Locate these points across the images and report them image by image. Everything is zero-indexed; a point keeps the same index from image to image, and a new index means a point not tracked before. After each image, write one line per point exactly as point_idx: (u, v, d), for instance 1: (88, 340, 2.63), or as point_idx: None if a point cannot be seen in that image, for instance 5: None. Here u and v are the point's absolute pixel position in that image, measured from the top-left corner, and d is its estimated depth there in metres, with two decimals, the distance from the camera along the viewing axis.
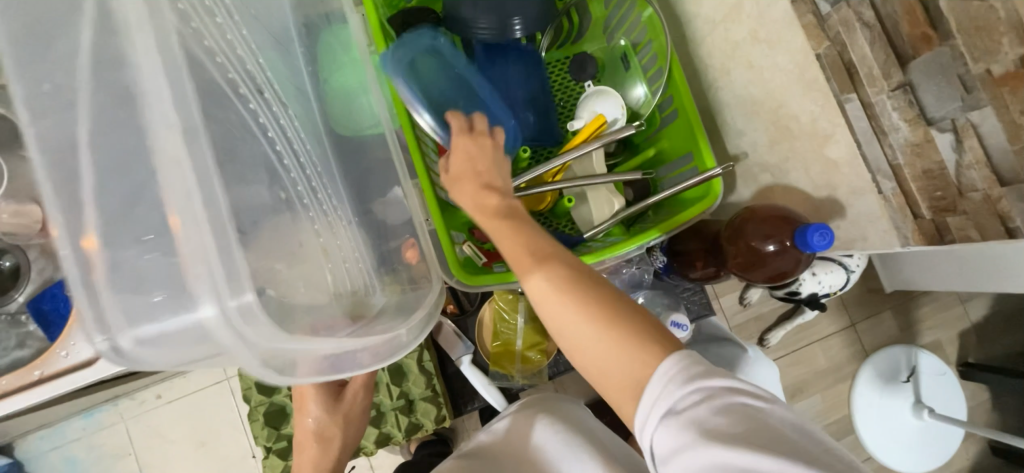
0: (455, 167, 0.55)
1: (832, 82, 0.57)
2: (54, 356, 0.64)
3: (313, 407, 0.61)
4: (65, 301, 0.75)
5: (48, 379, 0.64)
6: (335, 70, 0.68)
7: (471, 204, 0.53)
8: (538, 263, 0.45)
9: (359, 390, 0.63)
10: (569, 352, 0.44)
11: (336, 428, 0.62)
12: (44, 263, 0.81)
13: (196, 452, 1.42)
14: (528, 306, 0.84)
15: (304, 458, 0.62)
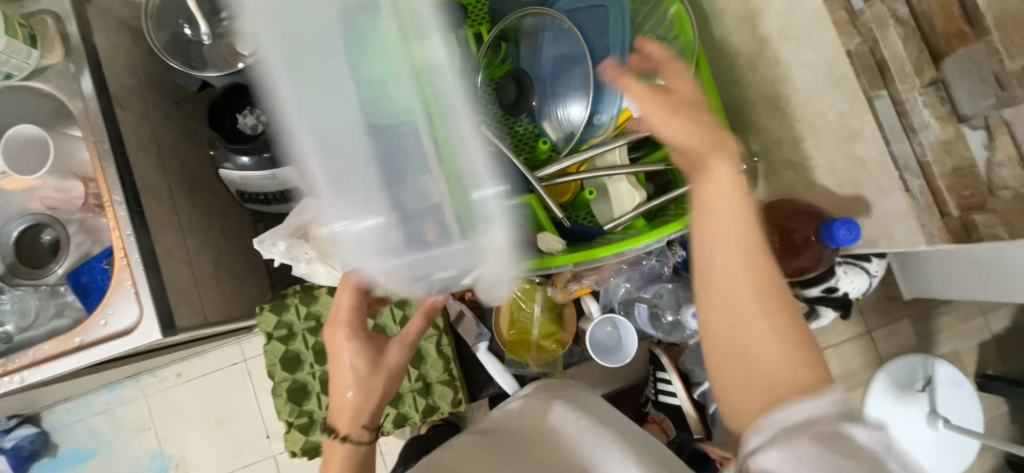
0: (668, 93, 0.46)
1: (862, 80, 0.59)
2: (95, 324, 0.67)
3: (349, 352, 0.58)
4: (103, 273, 0.79)
5: (87, 346, 0.67)
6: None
7: (687, 137, 0.45)
8: (736, 238, 0.42)
9: (402, 341, 0.60)
10: (723, 327, 0.43)
11: (374, 379, 0.58)
12: (82, 239, 0.85)
13: (213, 428, 1.47)
14: (546, 297, 0.85)
15: (337, 405, 0.59)
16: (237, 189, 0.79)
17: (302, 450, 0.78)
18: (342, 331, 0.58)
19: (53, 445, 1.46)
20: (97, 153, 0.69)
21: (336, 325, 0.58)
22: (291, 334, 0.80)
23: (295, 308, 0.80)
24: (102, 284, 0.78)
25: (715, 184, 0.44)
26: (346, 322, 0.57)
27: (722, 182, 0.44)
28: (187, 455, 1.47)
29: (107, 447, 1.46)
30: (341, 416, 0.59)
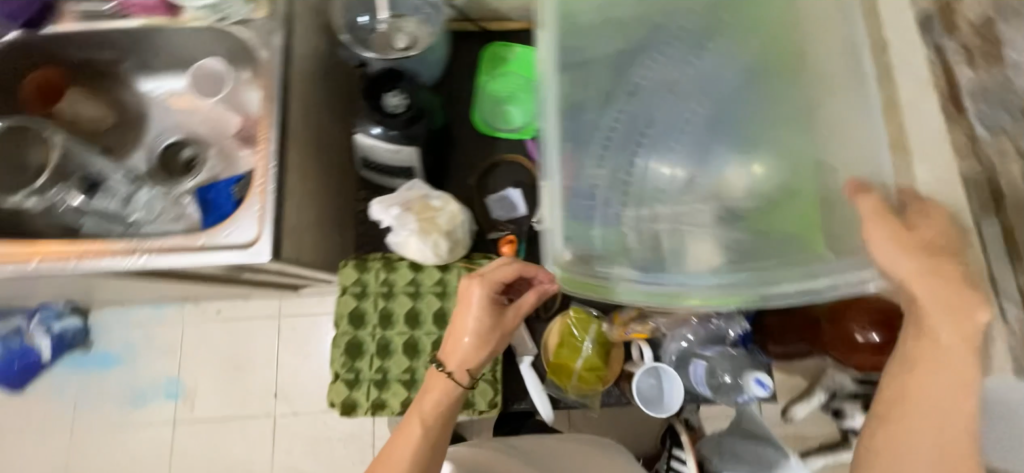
0: (926, 258, 0.56)
1: (977, 203, 0.70)
2: (219, 233, 0.76)
3: (477, 306, 0.72)
4: (229, 195, 0.89)
5: (209, 249, 0.76)
6: (587, 80, 0.75)
7: (928, 291, 0.56)
8: (942, 371, 0.55)
9: (519, 310, 0.74)
10: (905, 441, 0.57)
11: (490, 334, 0.72)
12: (216, 162, 0.95)
13: (230, 375, 1.73)
14: (599, 331, 0.89)
15: (455, 346, 0.72)
16: (363, 157, 0.88)
17: (341, 403, 0.82)
18: (478, 287, 0.72)
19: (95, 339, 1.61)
20: (270, 96, 0.81)
21: (475, 281, 0.72)
22: (363, 294, 0.85)
23: (375, 272, 0.86)
24: (225, 208, 0.88)
25: (948, 336, 0.55)
26: (488, 279, 0.72)
27: (953, 335, 0.55)
28: (198, 389, 1.72)
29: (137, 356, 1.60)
30: (456, 358, 0.72)
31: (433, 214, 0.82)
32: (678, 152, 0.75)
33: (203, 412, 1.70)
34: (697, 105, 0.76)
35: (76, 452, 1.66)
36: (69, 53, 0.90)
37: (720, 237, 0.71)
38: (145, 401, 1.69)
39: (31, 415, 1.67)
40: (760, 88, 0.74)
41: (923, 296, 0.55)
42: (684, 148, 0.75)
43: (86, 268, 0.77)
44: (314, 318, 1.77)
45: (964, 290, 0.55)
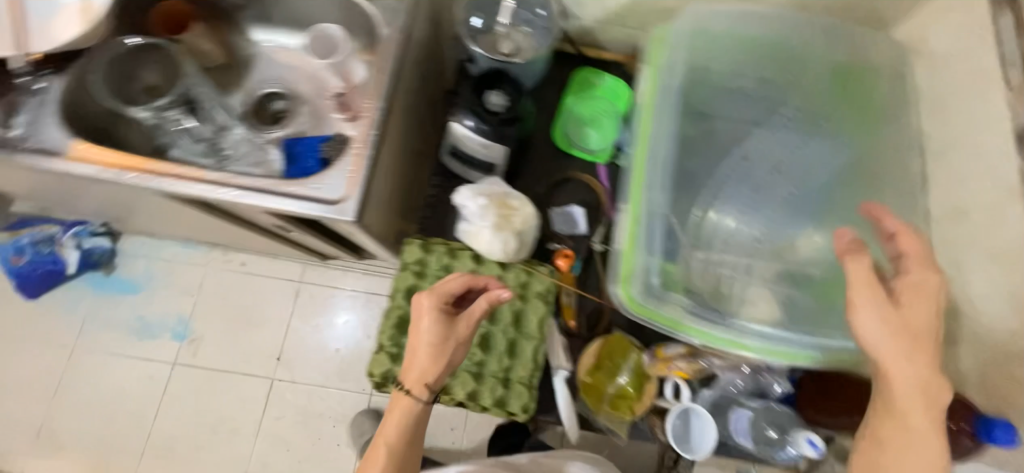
0: (902, 336, 0.63)
1: None
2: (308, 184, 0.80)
3: (428, 317, 0.73)
4: (315, 151, 0.93)
5: (296, 197, 0.79)
6: (686, 127, 0.86)
7: (905, 369, 0.62)
8: (920, 446, 0.62)
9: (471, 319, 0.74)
10: None
11: (444, 345, 0.73)
12: (308, 120, 1.00)
13: (239, 328, 1.74)
14: (637, 360, 0.91)
15: (413, 362, 0.73)
16: (450, 145, 0.91)
17: (380, 374, 0.83)
18: (429, 297, 0.75)
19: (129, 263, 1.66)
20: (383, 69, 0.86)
21: (425, 295, 0.75)
22: (422, 274, 0.88)
23: (438, 255, 0.89)
24: (309, 165, 0.91)
25: (920, 415, 0.62)
26: (434, 293, 0.75)
27: (923, 414, 0.62)
28: (205, 335, 1.72)
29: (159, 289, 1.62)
30: (413, 374, 0.73)
31: (510, 212, 0.85)
32: (743, 208, 0.86)
33: (205, 358, 1.70)
34: (767, 172, 0.88)
35: (73, 371, 1.65)
36: None
37: (770, 291, 0.79)
38: (153, 335, 1.70)
39: (39, 324, 1.68)
40: (823, 171, 0.87)
41: (896, 372, 0.62)
42: (748, 206, 0.86)
43: (176, 190, 0.80)
44: (333, 290, 1.79)
45: (931, 370, 0.62)
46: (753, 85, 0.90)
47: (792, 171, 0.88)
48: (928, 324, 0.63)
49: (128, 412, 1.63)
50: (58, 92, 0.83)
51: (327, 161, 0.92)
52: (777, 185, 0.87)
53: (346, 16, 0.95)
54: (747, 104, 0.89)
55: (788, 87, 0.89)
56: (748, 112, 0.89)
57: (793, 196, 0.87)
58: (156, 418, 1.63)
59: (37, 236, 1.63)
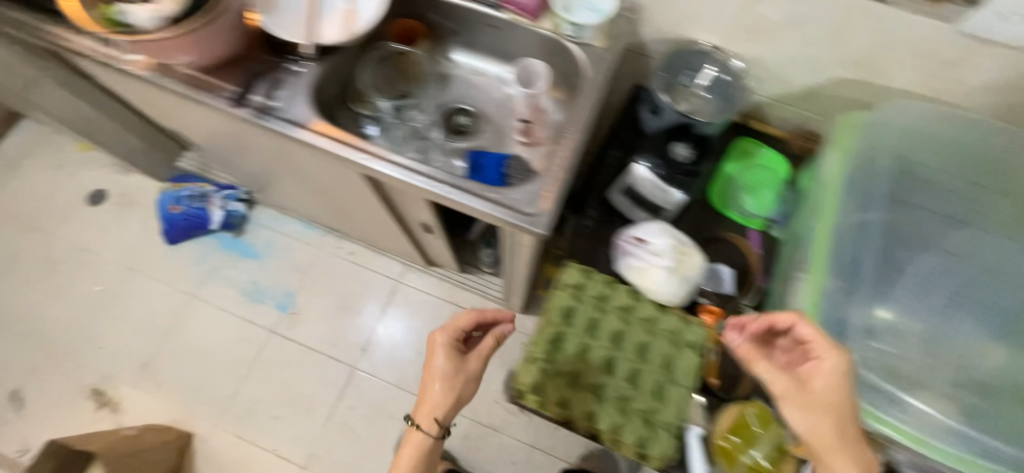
0: (814, 407, 0.73)
1: None
2: (507, 193, 0.87)
3: (443, 355, 1.05)
4: (497, 166, 1.02)
5: (496, 202, 0.86)
6: (875, 216, 0.93)
7: (823, 443, 0.72)
8: None
9: (475, 359, 1.06)
10: None
11: (454, 379, 1.03)
12: (490, 140, 1.12)
13: (335, 312, 1.84)
14: (776, 435, 0.88)
15: (431, 393, 1.03)
16: (626, 183, 1.00)
17: (529, 386, 0.84)
18: (441, 338, 1.06)
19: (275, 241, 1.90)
20: (585, 108, 0.93)
21: (437, 335, 1.07)
22: (579, 297, 0.91)
23: (597, 282, 0.92)
24: (492, 176, 1.00)
25: None
26: (445, 334, 1.06)
27: None
28: (304, 311, 1.83)
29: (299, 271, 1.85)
30: (428, 401, 1.03)
31: (683, 258, 0.93)
32: (915, 304, 0.93)
33: (299, 333, 1.80)
34: (949, 275, 0.94)
35: (186, 317, 1.79)
36: (431, 12, 1.09)
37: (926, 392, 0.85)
38: (260, 300, 1.83)
39: (167, 267, 1.84)
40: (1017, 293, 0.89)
41: (821, 449, 0.72)
42: (916, 302, 0.93)
43: (393, 177, 0.90)
44: (425, 296, 1.86)
45: (843, 439, 0.71)
46: (958, 184, 0.94)
47: (976, 282, 0.92)
48: (833, 394, 0.74)
49: (223, 366, 1.74)
50: (312, 75, 0.95)
51: (507, 177, 1.00)
52: (949, 290, 0.93)
53: (548, 53, 1.05)
54: (947, 208, 0.95)
55: (998, 200, 0.92)
56: (943, 216, 0.95)
57: (971, 310, 0.91)
58: (245, 377, 1.73)
59: (194, 191, 1.83)
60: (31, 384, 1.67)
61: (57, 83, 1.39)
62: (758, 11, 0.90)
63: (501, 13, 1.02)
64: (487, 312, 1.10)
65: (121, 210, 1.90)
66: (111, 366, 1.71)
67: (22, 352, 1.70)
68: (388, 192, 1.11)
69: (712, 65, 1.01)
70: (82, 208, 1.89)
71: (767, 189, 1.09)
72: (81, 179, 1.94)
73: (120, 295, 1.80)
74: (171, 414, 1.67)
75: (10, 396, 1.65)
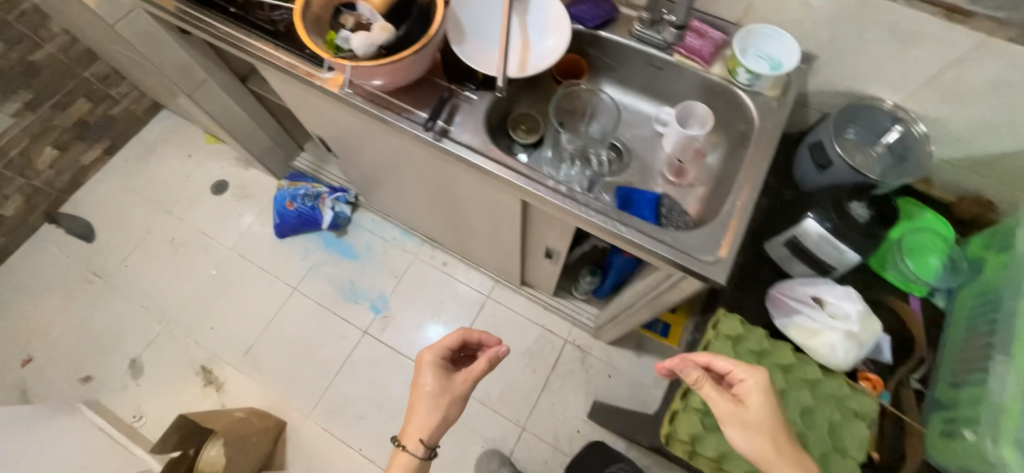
0: (755, 425, 0.74)
1: None
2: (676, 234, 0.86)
3: (431, 374, 1.05)
4: (651, 203, 1.01)
5: (665, 242, 0.86)
6: None
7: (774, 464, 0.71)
8: None
9: (463, 379, 1.05)
10: None
11: (441, 397, 1.02)
12: (637, 175, 1.11)
13: (426, 320, 1.87)
14: None
15: (418, 412, 1.01)
16: (794, 237, 0.95)
17: (686, 432, 0.90)
18: (428, 356, 1.08)
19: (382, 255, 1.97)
20: (758, 157, 0.92)
21: (424, 353, 1.08)
22: (736, 347, 0.90)
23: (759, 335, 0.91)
24: (646, 213, 1.00)
25: None
26: (433, 351, 1.08)
27: None
28: (396, 316, 1.88)
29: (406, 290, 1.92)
30: (415, 423, 1.01)
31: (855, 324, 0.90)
32: None
33: (389, 336, 1.85)
34: None
35: (288, 309, 1.88)
36: (592, 48, 1.10)
37: None
38: (356, 300, 1.89)
39: (275, 260, 1.95)
40: None
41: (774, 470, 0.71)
42: None
43: (560, 203, 0.91)
44: (513, 314, 1.87)
45: (785, 453, 0.71)
46: None
47: None
48: (765, 408, 0.75)
49: (319, 360, 1.81)
50: (484, 104, 0.98)
51: (661, 216, 1.00)
52: None
53: (710, 96, 1.05)
54: None
55: None
56: None
57: None
58: (338, 374, 1.79)
59: (308, 190, 1.93)
60: (148, 355, 1.80)
61: (219, 86, 1.51)
62: (954, 73, 0.87)
63: (670, 54, 1.03)
64: (471, 333, 1.13)
65: (239, 202, 2.04)
66: (218, 347, 1.81)
67: (143, 324, 1.84)
68: (529, 216, 1.13)
69: (899, 125, 1.00)
70: (206, 197, 2.05)
71: (936, 256, 1.02)
72: (207, 170, 2.09)
73: (231, 281, 1.91)
74: (268, 399, 1.75)
75: (130, 364, 1.78)
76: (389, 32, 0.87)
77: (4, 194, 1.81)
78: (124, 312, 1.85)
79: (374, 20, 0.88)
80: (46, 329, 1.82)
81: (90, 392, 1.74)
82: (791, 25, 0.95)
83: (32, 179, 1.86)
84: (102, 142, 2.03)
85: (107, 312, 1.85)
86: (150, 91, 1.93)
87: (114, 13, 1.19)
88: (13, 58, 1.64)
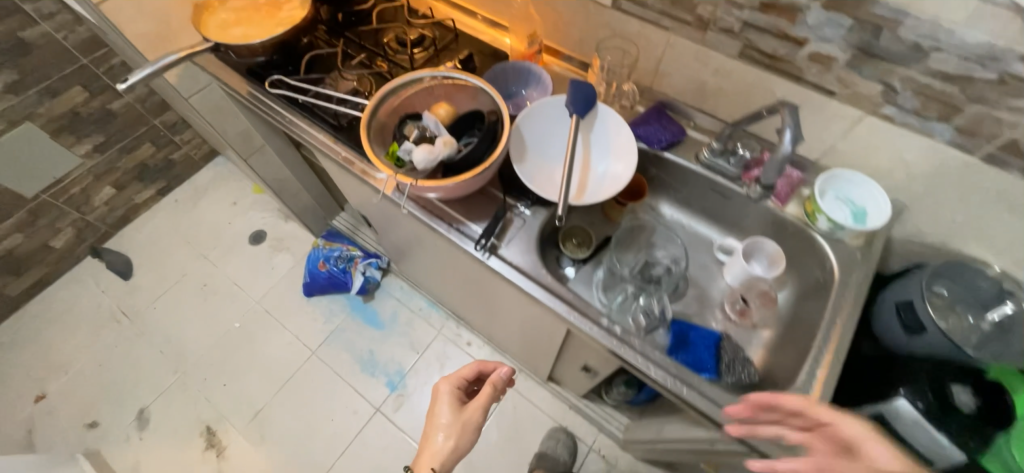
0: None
1: None
2: (731, 398, 0.77)
3: (446, 406, 0.94)
4: (708, 343, 0.91)
5: (720, 406, 0.77)
6: None
7: None
8: None
9: (476, 405, 0.92)
10: None
11: (455, 427, 0.90)
12: (691, 305, 1.02)
13: None
14: None
15: (429, 445, 0.89)
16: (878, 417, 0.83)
17: None
18: (445, 386, 0.97)
19: (405, 327, 1.90)
20: (840, 317, 0.82)
21: (442, 383, 0.99)
22: None
23: None
24: (706, 361, 0.88)
25: None
26: (451, 380, 0.99)
27: None
28: (411, 395, 1.78)
29: (425, 371, 1.82)
30: (425, 453, 0.88)
31: None
32: None
33: (402, 417, 1.74)
34: None
35: (303, 373, 1.81)
36: (653, 166, 1.05)
37: None
38: (373, 374, 1.81)
39: (299, 319, 1.91)
40: None
41: None
42: None
43: (603, 340, 0.83)
44: (534, 409, 1.74)
45: None
46: None
47: None
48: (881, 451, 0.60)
49: (326, 435, 1.71)
50: (538, 222, 0.93)
51: (722, 364, 0.89)
52: None
53: (781, 233, 0.97)
54: None
55: None
56: None
57: None
58: (342, 455, 1.68)
59: (342, 252, 1.91)
60: (157, 406, 1.75)
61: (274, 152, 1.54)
62: None
63: (741, 187, 0.96)
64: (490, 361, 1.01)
65: (273, 255, 2.04)
66: (227, 407, 1.75)
67: (159, 372, 1.81)
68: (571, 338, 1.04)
69: (1010, 301, 0.86)
70: (243, 246, 2.07)
71: None
72: (248, 219, 2.13)
73: (253, 336, 1.88)
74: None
75: (137, 414, 1.73)
76: (452, 147, 0.85)
77: (58, 227, 1.87)
78: (144, 357, 1.83)
79: (439, 134, 0.87)
80: (65, 366, 1.81)
81: (93, 439, 1.69)
82: (879, 173, 0.87)
83: (86, 214, 1.93)
84: (157, 183, 2.11)
85: (128, 355, 1.84)
86: (210, 142, 2.01)
87: (190, 87, 1.24)
88: (93, 106, 1.74)
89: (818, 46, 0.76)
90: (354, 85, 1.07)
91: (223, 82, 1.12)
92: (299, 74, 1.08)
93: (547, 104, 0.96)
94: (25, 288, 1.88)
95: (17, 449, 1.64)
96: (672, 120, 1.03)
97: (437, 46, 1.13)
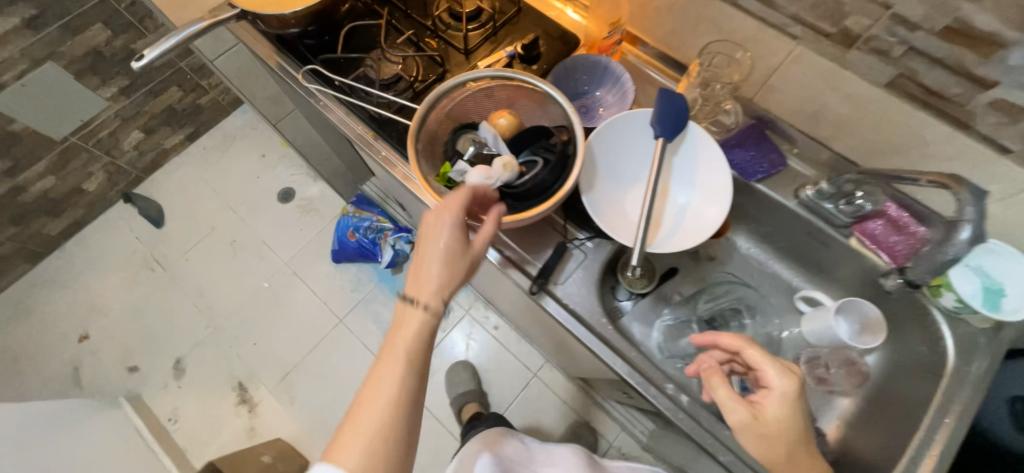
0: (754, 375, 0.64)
1: None
2: None
3: (448, 237, 0.66)
4: None
5: None
6: None
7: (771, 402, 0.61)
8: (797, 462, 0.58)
9: (486, 235, 0.69)
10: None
11: (462, 260, 0.67)
12: None
13: None
14: None
15: (427, 278, 0.66)
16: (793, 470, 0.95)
17: None
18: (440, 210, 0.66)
19: None
20: (950, 414, 0.70)
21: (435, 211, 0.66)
22: None
23: None
24: None
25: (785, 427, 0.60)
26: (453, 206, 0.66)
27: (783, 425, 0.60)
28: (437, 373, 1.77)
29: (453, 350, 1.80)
30: (423, 282, 0.66)
31: None
32: None
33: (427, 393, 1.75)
34: None
35: (330, 339, 1.82)
36: (739, 195, 0.89)
37: None
38: None
39: (327, 284, 1.89)
40: None
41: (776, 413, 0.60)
42: None
43: (661, 405, 0.73)
44: (559, 401, 1.72)
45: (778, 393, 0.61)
46: None
47: None
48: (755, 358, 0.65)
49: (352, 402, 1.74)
50: (600, 256, 0.82)
51: None
52: None
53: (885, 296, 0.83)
54: None
55: None
56: None
57: None
58: None
59: (372, 223, 1.83)
60: (193, 358, 1.80)
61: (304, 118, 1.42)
62: None
63: (845, 236, 0.81)
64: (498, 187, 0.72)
65: (303, 216, 1.98)
66: (259, 366, 1.79)
67: (193, 325, 1.84)
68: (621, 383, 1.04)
69: None
70: (272, 203, 2.01)
71: None
72: (277, 175, 2.05)
73: (283, 298, 1.87)
74: (297, 432, 1.71)
75: (174, 364, 1.79)
76: (514, 170, 0.70)
77: (90, 171, 1.84)
78: (177, 309, 1.86)
79: (500, 150, 0.73)
80: (105, 310, 1.86)
81: (134, 383, 1.76)
82: None
83: (116, 159, 1.88)
84: (185, 129, 2.03)
85: (163, 305, 1.87)
86: None
87: (214, 49, 1.12)
88: (117, 46, 1.62)
89: (1009, 93, 0.58)
90: (399, 69, 0.91)
91: (252, 51, 0.98)
92: (337, 52, 0.93)
93: (627, 117, 0.79)
94: (62, 230, 1.90)
95: (67, 386, 1.74)
96: (773, 146, 0.85)
97: (496, 22, 0.94)
